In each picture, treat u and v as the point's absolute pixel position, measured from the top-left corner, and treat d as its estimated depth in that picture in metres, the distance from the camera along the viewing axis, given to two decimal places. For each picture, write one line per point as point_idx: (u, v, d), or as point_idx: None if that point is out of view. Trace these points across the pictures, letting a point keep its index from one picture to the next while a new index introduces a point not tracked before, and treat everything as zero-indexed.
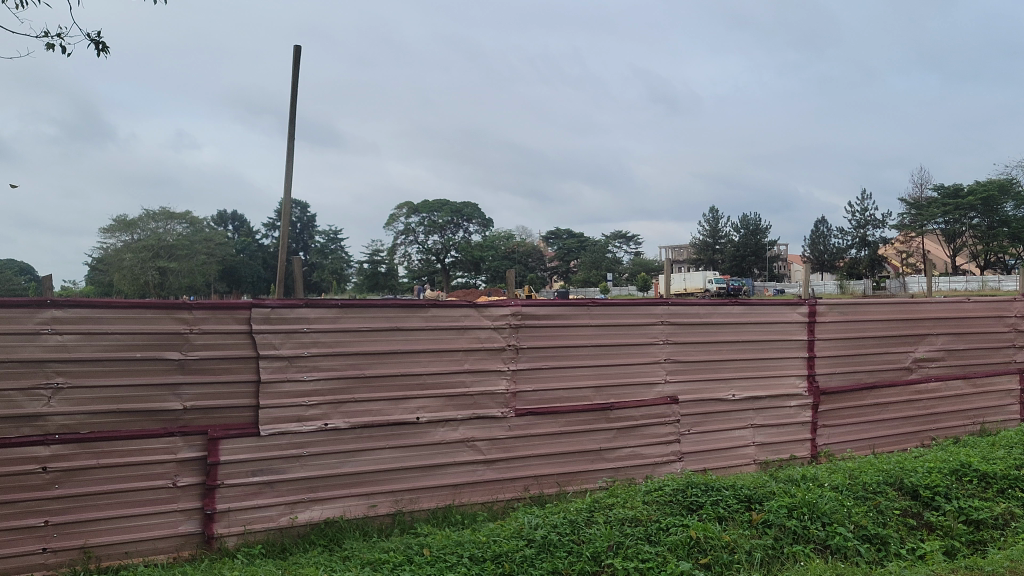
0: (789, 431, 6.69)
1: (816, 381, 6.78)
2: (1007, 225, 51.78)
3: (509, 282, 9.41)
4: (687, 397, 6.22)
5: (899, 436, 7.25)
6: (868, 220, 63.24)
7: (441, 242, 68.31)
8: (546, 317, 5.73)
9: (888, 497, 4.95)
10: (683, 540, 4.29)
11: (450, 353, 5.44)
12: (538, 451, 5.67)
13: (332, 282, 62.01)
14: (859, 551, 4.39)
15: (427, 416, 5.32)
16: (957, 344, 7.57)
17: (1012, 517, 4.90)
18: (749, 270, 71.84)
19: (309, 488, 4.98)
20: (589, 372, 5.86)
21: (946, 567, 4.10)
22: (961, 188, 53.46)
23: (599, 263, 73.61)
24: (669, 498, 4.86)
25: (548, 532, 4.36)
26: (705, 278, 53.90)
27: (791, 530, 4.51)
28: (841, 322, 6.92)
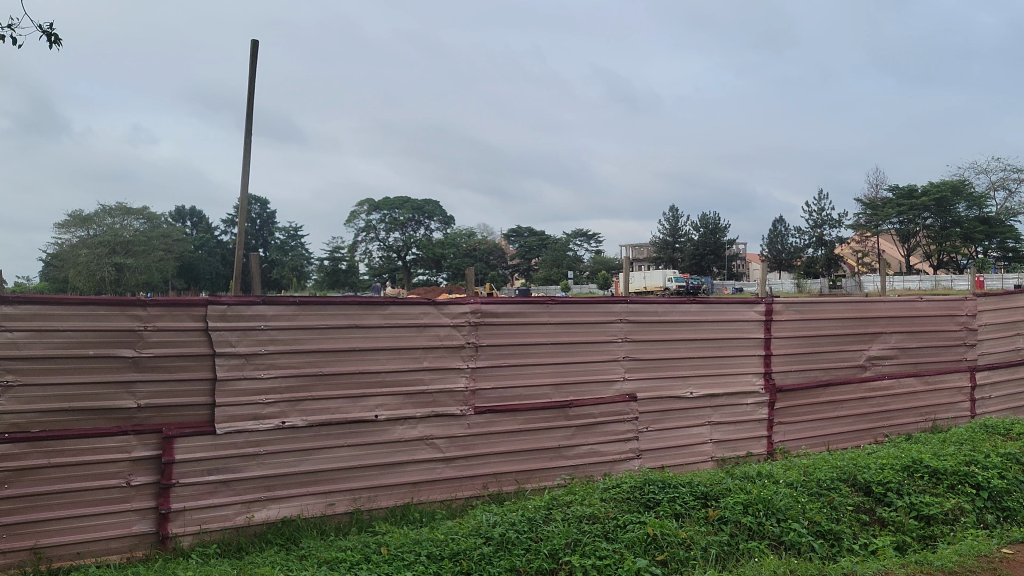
0: (745, 428, 6.76)
1: (772, 379, 6.86)
2: (959, 226, 52.70)
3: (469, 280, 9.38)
4: (645, 395, 6.26)
5: (853, 433, 7.35)
6: (825, 219, 64.04)
7: (402, 240, 68.08)
8: (506, 315, 5.73)
9: (842, 493, 5.01)
10: (640, 537, 4.31)
11: (409, 351, 5.42)
12: (497, 449, 5.67)
13: (292, 279, 61.56)
14: (813, 546, 4.44)
15: (386, 414, 5.30)
16: (909, 342, 7.69)
17: (962, 512, 4.99)
18: (709, 270, 72.52)
19: (266, 487, 4.94)
20: (547, 369, 5.88)
21: (897, 562, 4.16)
22: (914, 189, 54.32)
23: (560, 261, 73.86)
24: (625, 496, 4.89)
25: (506, 530, 4.36)
26: (665, 277, 54.22)
27: (746, 526, 4.55)
28: (798, 320, 7.00)
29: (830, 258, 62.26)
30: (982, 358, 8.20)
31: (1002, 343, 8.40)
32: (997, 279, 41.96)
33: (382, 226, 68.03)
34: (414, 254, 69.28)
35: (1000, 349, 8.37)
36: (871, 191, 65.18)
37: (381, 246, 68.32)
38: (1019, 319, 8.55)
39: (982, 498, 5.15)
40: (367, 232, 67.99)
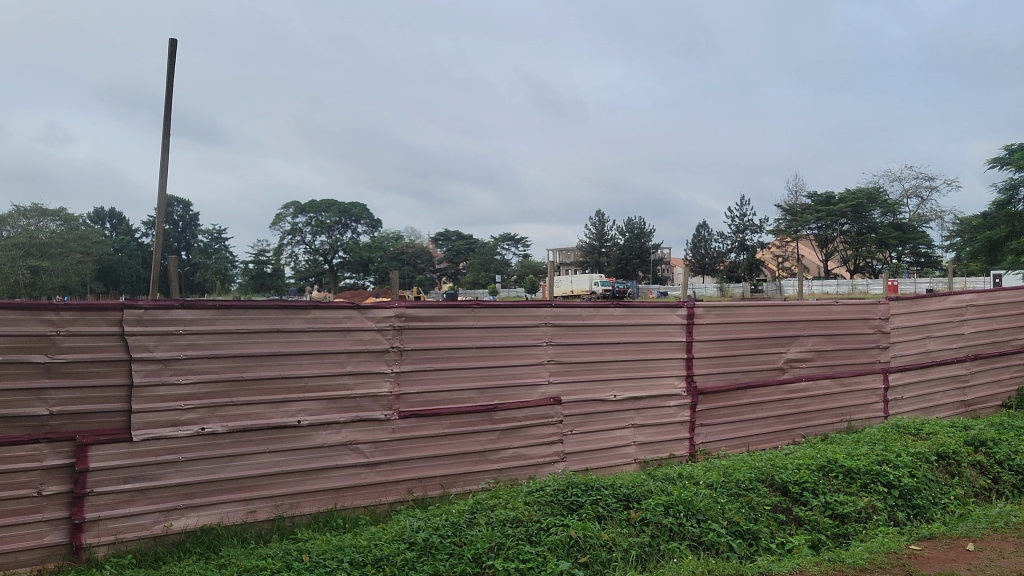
0: (668, 430, 6.84)
1: (693, 381, 6.96)
2: (874, 232, 54.22)
3: (394, 281, 9.35)
4: (570, 398, 6.29)
5: (772, 434, 7.50)
6: (746, 225, 65.31)
7: (329, 242, 67.39)
8: (431, 320, 5.72)
9: (760, 493, 5.11)
10: (563, 539, 4.33)
11: (333, 355, 5.37)
12: (422, 453, 5.64)
13: (215, 282, 60.46)
14: (731, 546, 4.52)
15: (309, 419, 5.23)
16: (825, 345, 7.89)
17: (874, 510, 5.13)
18: (635, 274, 73.33)
19: (184, 495, 4.84)
20: (472, 373, 5.88)
21: (811, 560, 4.25)
22: (832, 196, 55.74)
23: (487, 265, 74.04)
24: (549, 499, 4.90)
25: (430, 534, 4.35)
26: (591, 281, 54.58)
27: (667, 527, 4.61)
28: (718, 324, 7.12)
29: (751, 262, 63.49)
30: (895, 360, 8.45)
31: (913, 345, 8.66)
32: (910, 283, 43.29)
33: (308, 229, 67.23)
34: (340, 258, 68.62)
35: (912, 351, 8.62)
36: (790, 198, 66.71)
37: (307, 249, 67.56)
38: (930, 322, 8.83)
39: (893, 496, 5.30)
40: (292, 235, 67.12)
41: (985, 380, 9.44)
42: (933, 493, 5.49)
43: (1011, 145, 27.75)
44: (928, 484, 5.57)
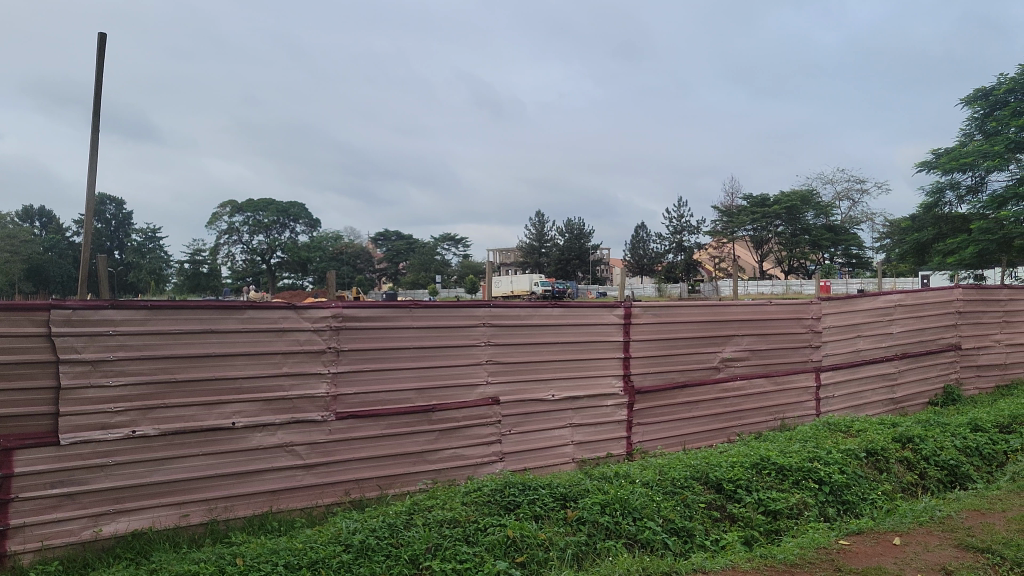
0: (605, 429, 6.88)
1: (630, 381, 7.02)
2: (807, 233, 55.29)
3: (331, 282, 9.28)
4: (508, 398, 6.29)
5: (708, 432, 7.59)
6: (683, 226, 66.09)
7: (267, 242, 66.52)
8: (369, 320, 5.68)
9: (694, 492, 5.17)
10: (500, 540, 4.33)
11: (268, 356, 5.30)
12: (359, 455, 5.59)
13: (149, 283, 59.30)
14: (666, 544, 4.55)
15: (243, 421, 5.15)
16: (758, 345, 8.02)
17: (805, 507, 5.22)
18: (574, 274, 73.71)
19: (114, 499, 4.73)
20: (410, 374, 5.85)
21: (743, 556, 4.31)
22: (767, 198, 56.65)
23: (427, 266, 73.87)
24: (486, 499, 4.90)
25: (366, 536, 4.32)
26: (531, 281, 54.69)
27: (603, 526, 4.64)
28: (654, 324, 7.20)
29: (688, 262, 64.27)
30: (826, 359, 8.61)
31: (843, 344, 8.85)
32: (842, 283, 44.29)
33: (245, 229, 66.28)
34: (278, 258, 67.81)
35: (842, 350, 8.81)
36: (726, 200, 67.68)
37: (244, 249, 66.64)
38: (860, 322, 9.02)
39: (824, 492, 5.40)
40: (229, 234, 66.12)
41: (912, 379, 9.67)
42: (861, 489, 5.60)
43: (938, 149, 28.51)
44: (857, 480, 5.69)
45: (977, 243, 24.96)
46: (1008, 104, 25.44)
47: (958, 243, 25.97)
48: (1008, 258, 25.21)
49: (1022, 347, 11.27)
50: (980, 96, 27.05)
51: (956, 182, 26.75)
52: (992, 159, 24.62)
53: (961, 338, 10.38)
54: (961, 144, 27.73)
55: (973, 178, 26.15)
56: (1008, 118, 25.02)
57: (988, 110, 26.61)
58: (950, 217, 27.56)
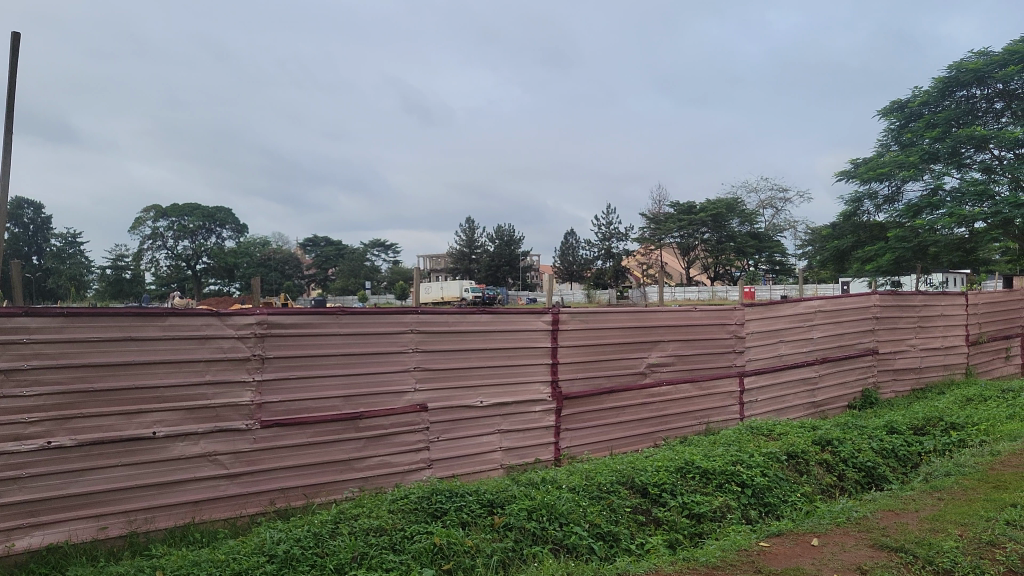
0: (533, 435, 6.90)
1: (558, 386, 7.05)
2: (732, 241, 56.36)
3: (256, 289, 9.13)
4: (436, 404, 6.27)
5: (634, 437, 7.66)
6: (612, 233, 66.76)
7: (193, 248, 65.25)
8: (294, 326, 5.61)
9: (620, 496, 5.22)
10: (427, 547, 4.30)
11: (191, 364, 5.19)
12: (285, 463, 5.52)
13: (69, 289, 57.64)
14: (592, 549, 4.58)
15: (164, 431, 5.04)
16: (683, 350, 8.13)
17: (728, 509, 5.31)
18: (504, 280, 73.88)
19: (29, 513, 4.59)
20: (336, 382, 5.80)
21: (666, 559, 4.37)
22: (693, 206, 57.55)
23: (356, 271, 73.37)
24: (413, 507, 4.88)
25: (290, 546, 4.26)
26: (462, 287, 54.59)
27: (530, 531, 4.64)
28: (581, 330, 7.25)
29: (617, 269, 64.96)
30: (749, 364, 8.77)
31: (767, 349, 9.03)
32: (766, 290, 45.09)
33: (170, 234, 64.89)
34: (204, 264, 66.59)
35: (765, 355, 8.98)
36: (653, 208, 68.61)
37: (169, 254, 65.19)
38: (782, 327, 9.22)
39: (746, 494, 5.51)
40: (153, 240, 64.69)
41: (833, 382, 9.92)
42: (783, 491, 5.72)
43: (856, 160, 29.36)
44: (779, 482, 5.81)
45: (894, 251, 25.73)
46: (923, 116, 26.25)
47: (875, 250, 26.72)
48: (923, 265, 26.03)
49: (935, 352, 11.65)
50: (896, 108, 27.85)
51: (874, 191, 27.52)
52: (907, 169, 25.42)
53: (878, 343, 10.68)
54: (878, 155, 28.59)
55: (890, 188, 26.93)
56: (922, 129, 25.81)
57: (904, 122, 27.42)
58: (868, 225, 28.35)
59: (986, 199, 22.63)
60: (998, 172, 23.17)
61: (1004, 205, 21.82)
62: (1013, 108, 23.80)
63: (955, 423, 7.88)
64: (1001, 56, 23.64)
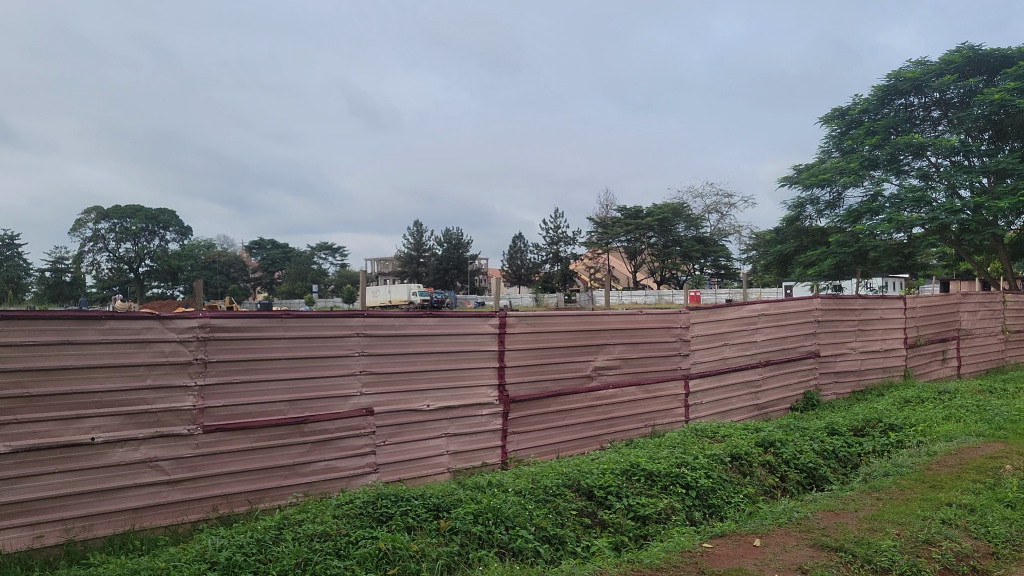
0: (480, 439, 6.88)
1: (505, 390, 7.05)
2: (678, 245, 56.95)
3: (198, 291, 9.00)
4: (382, 408, 6.23)
5: (580, 440, 7.69)
6: (560, 237, 67.02)
7: (135, 250, 64.06)
8: (238, 330, 5.54)
9: (567, 498, 5.24)
10: (372, 552, 4.27)
11: (131, 369, 5.09)
12: (228, 469, 5.44)
13: (6, 291, 56.17)
14: (537, 552, 4.58)
15: (103, 437, 4.94)
16: (629, 353, 8.18)
17: (673, 511, 5.35)
18: (452, 284, 73.78)
19: None
20: (281, 386, 5.73)
21: (611, 562, 4.39)
22: (640, 210, 58.02)
23: (303, 275, 72.70)
24: (358, 512, 4.84)
25: (233, 553, 4.20)
26: (410, 290, 54.41)
27: (475, 536, 4.62)
28: (528, 333, 7.26)
29: (565, 273, 65.25)
30: (694, 367, 8.85)
31: (711, 352, 9.12)
32: (712, 293, 45.64)
33: (112, 236, 63.60)
34: (147, 266, 65.39)
35: (710, 358, 9.08)
36: (600, 212, 69.06)
37: (111, 257, 63.89)
38: (726, 330, 9.33)
39: (690, 496, 5.56)
40: (94, 242, 63.39)
41: (776, 385, 10.06)
42: (726, 492, 5.78)
43: (799, 166, 29.89)
44: (722, 484, 5.88)
45: (835, 255, 26.25)
46: (863, 123, 26.81)
47: (817, 254, 27.20)
48: (863, 270, 26.54)
49: (875, 355, 11.88)
50: (837, 115, 28.39)
51: (815, 197, 27.99)
52: (849, 175, 26.03)
53: (820, 346, 10.85)
54: (819, 161, 29.13)
55: (831, 194, 27.42)
56: (863, 136, 26.32)
57: (844, 129, 27.96)
58: (809, 230, 28.85)
59: (924, 205, 23.02)
60: (935, 179, 23.68)
61: (941, 211, 22.23)
62: (949, 116, 24.35)
63: (893, 424, 8.04)
64: (938, 65, 24.21)
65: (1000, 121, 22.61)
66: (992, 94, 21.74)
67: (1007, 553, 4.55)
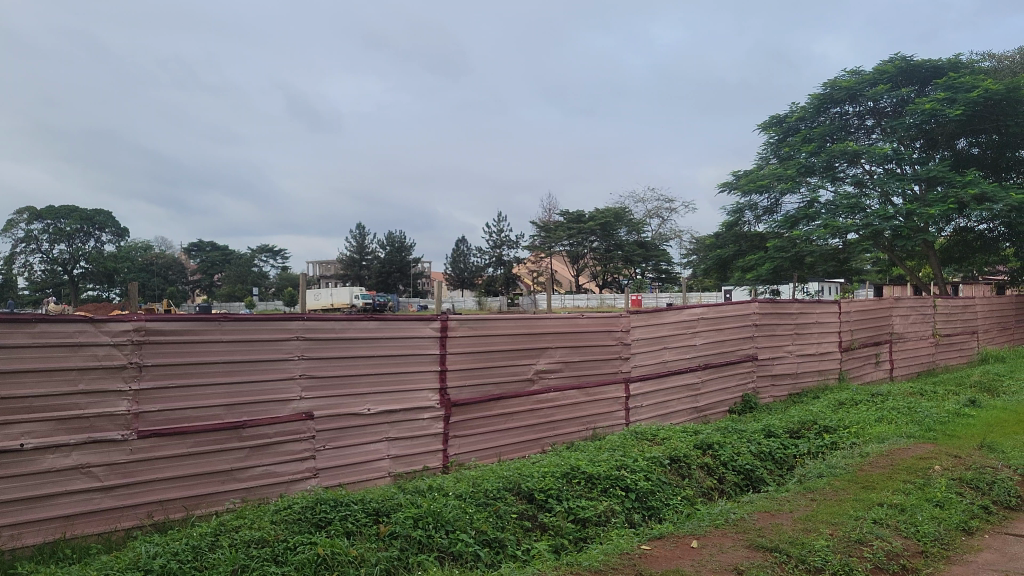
0: (422, 442, 6.86)
1: (447, 394, 7.04)
2: (620, 249, 57.44)
3: (134, 294, 8.83)
4: (322, 412, 6.17)
5: (522, 443, 7.70)
6: (503, 240, 67.13)
7: (70, 252, 62.57)
8: (174, 333, 5.45)
9: (507, 502, 5.24)
10: (310, 557, 4.21)
11: (63, 373, 4.97)
12: (163, 475, 5.34)
13: None
14: (477, 556, 4.58)
15: (33, 443, 4.82)
16: (571, 356, 8.22)
17: (612, 514, 5.39)
18: (394, 287, 73.46)
19: None
20: (218, 390, 5.65)
21: (550, 565, 4.40)
22: (582, 215, 58.37)
23: (243, 277, 71.75)
24: (296, 517, 4.79)
25: (168, 561, 4.13)
26: (351, 294, 54.07)
27: (415, 540, 4.61)
28: (469, 337, 7.25)
29: (508, 276, 65.37)
30: (635, 370, 8.92)
31: (652, 355, 9.21)
32: (652, 297, 46.07)
33: (45, 237, 62.05)
34: (82, 268, 63.92)
35: (650, 361, 9.16)
36: (543, 216, 69.38)
37: (44, 259, 62.31)
38: (666, 334, 9.42)
39: (630, 498, 5.61)
40: (27, 243, 61.80)
41: (714, 388, 10.19)
42: (665, 495, 5.84)
43: (737, 172, 30.32)
44: (662, 486, 5.93)
45: (773, 260, 26.71)
46: (800, 131, 27.33)
47: (756, 259, 27.69)
48: (800, 274, 27.07)
49: (811, 358, 12.10)
50: (775, 122, 28.88)
51: (754, 203, 28.40)
52: (786, 182, 26.35)
53: (758, 349, 11.02)
54: (757, 167, 29.59)
55: (769, 200, 27.84)
56: (800, 143, 26.80)
57: (782, 136, 28.47)
58: (748, 235, 29.30)
59: (858, 211, 23.52)
60: (869, 186, 24.19)
61: (875, 217, 22.74)
62: (882, 124, 24.93)
63: (828, 426, 8.21)
64: (872, 75, 24.77)
65: (931, 130, 23.21)
66: (923, 104, 22.30)
67: (934, 552, 4.68)
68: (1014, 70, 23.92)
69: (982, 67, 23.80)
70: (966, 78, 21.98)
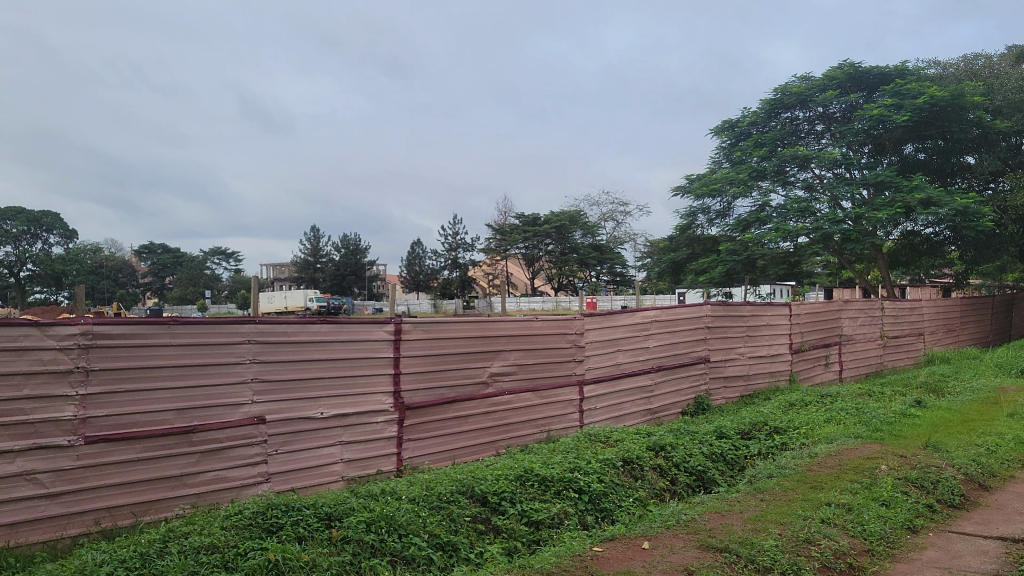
0: (375, 446, 6.82)
1: (400, 397, 7.01)
2: (575, 252, 57.67)
3: (81, 298, 8.66)
4: (274, 416, 6.11)
5: (476, 446, 7.69)
6: (458, 243, 67.07)
7: (16, 254, 61.22)
8: (122, 337, 5.36)
9: (460, 505, 5.24)
10: (260, 563, 4.17)
11: (8, 377, 4.87)
12: (111, 481, 5.26)
13: None
14: (430, 559, 4.57)
15: None
16: (526, 359, 8.23)
17: (566, 516, 5.41)
18: (349, 289, 72.98)
19: None
20: (168, 394, 5.56)
21: (502, 567, 4.41)
22: (537, 218, 58.52)
23: (195, 280, 70.79)
24: (247, 522, 4.74)
25: (115, 568, 4.07)
26: (306, 297, 53.61)
27: (368, 544, 4.57)
28: (424, 340, 7.24)
29: (463, 279, 65.28)
30: (589, 373, 8.96)
31: (606, 357, 9.26)
32: (607, 300, 46.28)
33: None
34: (29, 270, 62.54)
35: (604, 363, 9.20)
36: (499, 219, 69.47)
37: None
38: (620, 336, 9.48)
39: (583, 500, 5.63)
40: None
41: (667, 389, 10.27)
42: (618, 496, 5.87)
43: (690, 175, 30.57)
44: (614, 488, 5.96)
45: (726, 263, 27.00)
46: (751, 135, 27.67)
47: (709, 261, 27.96)
48: (752, 277, 27.39)
49: (762, 359, 12.24)
50: (727, 126, 29.21)
51: (706, 207, 28.68)
52: (738, 185, 26.63)
53: (710, 351, 11.13)
54: (710, 171, 29.89)
55: (721, 203, 28.12)
56: (751, 147, 27.11)
57: (734, 140, 28.79)
58: (701, 238, 29.54)
59: (808, 215, 23.84)
60: (818, 190, 24.54)
61: (825, 221, 23.08)
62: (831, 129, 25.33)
63: (778, 428, 8.31)
64: (821, 81, 25.17)
65: (879, 135, 23.64)
66: (871, 110, 22.69)
67: (880, 550, 4.76)
68: (958, 77, 24.45)
69: (928, 74, 24.28)
70: (912, 85, 22.42)
